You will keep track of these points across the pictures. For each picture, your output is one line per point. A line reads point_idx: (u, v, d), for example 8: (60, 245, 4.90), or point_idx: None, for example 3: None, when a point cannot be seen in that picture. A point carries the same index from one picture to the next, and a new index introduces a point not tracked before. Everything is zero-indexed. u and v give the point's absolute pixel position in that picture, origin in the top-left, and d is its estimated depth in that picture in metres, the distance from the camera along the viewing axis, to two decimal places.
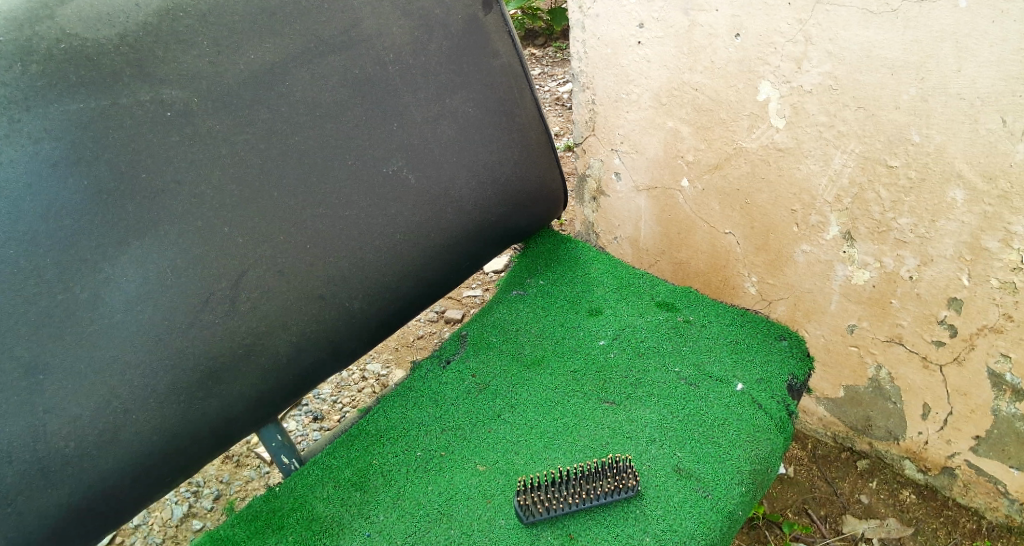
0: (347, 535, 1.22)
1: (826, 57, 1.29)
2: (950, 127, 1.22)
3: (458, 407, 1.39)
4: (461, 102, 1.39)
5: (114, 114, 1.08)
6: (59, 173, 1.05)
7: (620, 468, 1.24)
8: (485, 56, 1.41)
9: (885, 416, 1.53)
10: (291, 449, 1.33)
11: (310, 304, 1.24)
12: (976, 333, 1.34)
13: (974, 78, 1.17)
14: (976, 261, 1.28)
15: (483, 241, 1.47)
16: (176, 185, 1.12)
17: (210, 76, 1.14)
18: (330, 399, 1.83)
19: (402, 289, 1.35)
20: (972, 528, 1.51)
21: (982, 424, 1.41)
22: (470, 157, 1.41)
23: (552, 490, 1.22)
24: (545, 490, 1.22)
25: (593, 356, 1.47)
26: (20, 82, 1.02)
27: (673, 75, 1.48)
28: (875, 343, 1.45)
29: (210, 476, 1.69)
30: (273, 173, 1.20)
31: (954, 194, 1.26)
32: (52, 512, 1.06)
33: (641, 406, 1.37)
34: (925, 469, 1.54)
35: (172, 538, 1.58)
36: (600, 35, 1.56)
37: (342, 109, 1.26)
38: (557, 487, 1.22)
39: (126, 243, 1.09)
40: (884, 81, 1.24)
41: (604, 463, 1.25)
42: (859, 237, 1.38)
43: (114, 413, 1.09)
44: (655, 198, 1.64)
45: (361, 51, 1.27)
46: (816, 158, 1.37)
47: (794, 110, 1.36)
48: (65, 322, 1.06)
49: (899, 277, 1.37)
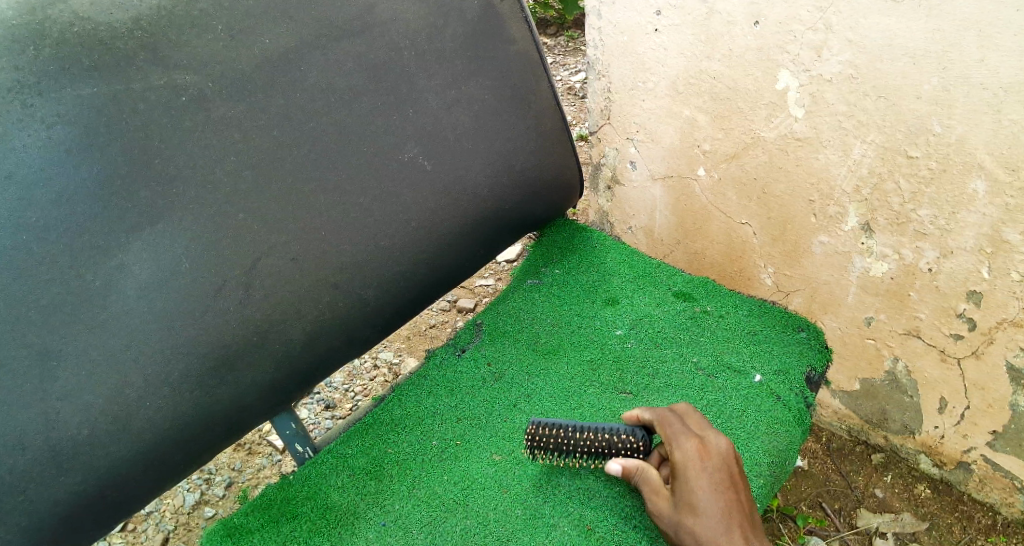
0: (361, 525, 1.21)
1: (846, 45, 1.27)
2: (972, 118, 1.20)
3: (472, 397, 1.39)
4: (477, 89, 1.38)
5: (129, 99, 1.07)
6: (72, 158, 1.04)
7: (631, 447, 1.21)
8: (501, 43, 1.40)
9: (901, 410, 1.51)
10: (304, 438, 1.32)
11: (325, 292, 1.23)
12: (995, 326, 1.32)
13: (997, 67, 1.15)
14: (997, 253, 1.26)
15: (500, 230, 1.46)
16: (191, 171, 1.11)
17: (225, 61, 1.13)
18: (342, 388, 1.82)
19: (417, 278, 1.34)
20: (987, 524, 1.50)
21: (1000, 419, 1.39)
22: (486, 145, 1.39)
23: (558, 446, 1.22)
24: (553, 443, 1.22)
25: (609, 346, 1.46)
26: (32, 66, 1.01)
27: (690, 63, 1.47)
28: (893, 336, 1.43)
29: (221, 464, 1.68)
30: (288, 159, 1.19)
31: (975, 185, 1.24)
32: (64, 500, 1.05)
33: (658, 397, 1.36)
34: (941, 464, 1.52)
35: (184, 526, 1.57)
36: (617, 22, 1.54)
37: (358, 94, 1.25)
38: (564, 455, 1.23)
39: (140, 230, 1.08)
40: (905, 71, 1.23)
41: (610, 436, 1.21)
42: (878, 229, 1.36)
43: (127, 401, 1.08)
44: (671, 188, 1.62)
45: (377, 36, 1.26)
46: (835, 148, 1.35)
47: (813, 99, 1.34)
48: (78, 308, 1.05)
49: (917, 270, 1.35)
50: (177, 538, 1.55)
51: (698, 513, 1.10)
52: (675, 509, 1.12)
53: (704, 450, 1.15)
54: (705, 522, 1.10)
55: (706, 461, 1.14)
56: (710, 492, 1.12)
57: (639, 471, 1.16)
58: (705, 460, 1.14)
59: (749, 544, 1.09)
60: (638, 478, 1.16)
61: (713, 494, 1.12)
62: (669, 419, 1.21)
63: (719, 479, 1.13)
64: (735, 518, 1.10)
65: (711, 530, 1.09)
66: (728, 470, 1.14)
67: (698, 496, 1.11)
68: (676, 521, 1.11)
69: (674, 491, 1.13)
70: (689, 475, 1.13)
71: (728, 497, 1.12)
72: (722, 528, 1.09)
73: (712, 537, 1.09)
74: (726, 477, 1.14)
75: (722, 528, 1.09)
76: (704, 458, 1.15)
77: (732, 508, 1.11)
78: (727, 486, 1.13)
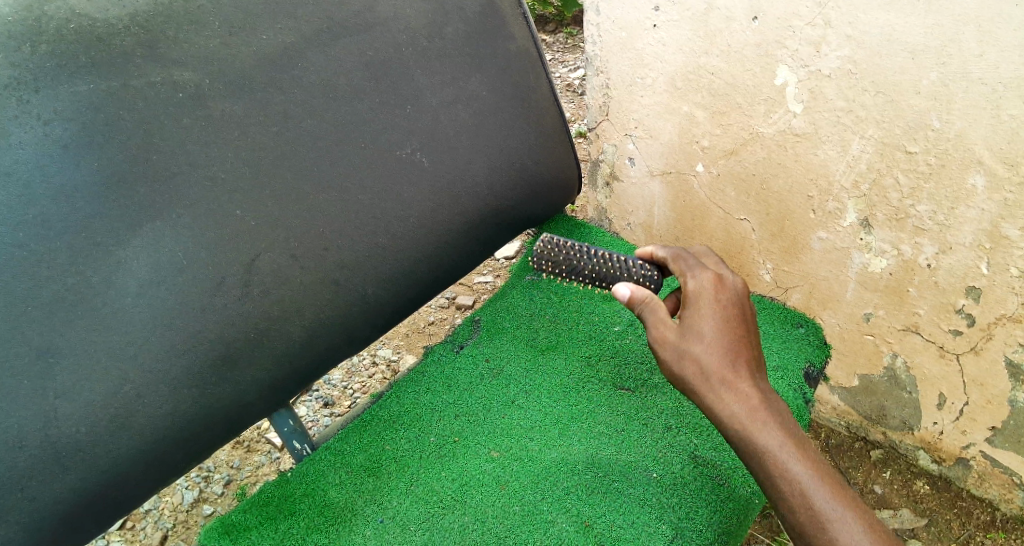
0: (359, 522, 1.21)
1: (845, 41, 1.27)
2: (971, 113, 1.20)
3: (471, 393, 1.39)
4: (476, 85, 1.38)
5: (126, 96, 1.06)
6: (69, 155, 1.03)
7: (642, 279, 1.28)
8: (500, 39, 1.40)
9: (899, 406, 1.51)
10: (302, 435, 1.32)
11: (323, 289, 1.22)
12: (994, 322, 1.31)
13: (996, 62, 1.15)
14: (996, 249, 1.25)
15: (499, 226, 1.46)
16: (189, 168, 1.11)
17: (223, 57, 1.13)
18: (341, 386, 1.82)
19: (416, 274, 1.34)
20: (985, 520, 1.51)
21: (999, 415, 1.39)
22: (485, 141, 1.39)
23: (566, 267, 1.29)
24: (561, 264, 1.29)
25: (608, 342, 1.46)
26: (29, 63, 1.01)
27: (689, 59, 1.47)
28: (891, 332, 1.43)
29: (220, 462, 1.68)
30: (286, 156, 1.18)
31: (974, 181, 1.23)
32: (64, 498, 1.05)
33: (657, 393, 1.36)
34: (940, 460, 1.52)
35: (183, 524, 1.57)
36: (615, 18, 1.55)
37: (357, 91, 1.24)
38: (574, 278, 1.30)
39: (138, 227, 1.08)
40: (905, 66, 1.23)
41: (624, 264, 1.29)
42: (877, 224, 1.36)
43: (126, 398, 1.07)
44: (669, 184, 1.62)
45: (375, 33, 1.26)
46: (834, 144, 1.35)
47: (812, 95, 1.34)
48: (76, 306, 1.04)
49: (916, 266, 1.35)
50: (176, 535, 1.55)
51: (708, 342, 1.12)
52: (684, 337, 1.13)
53: (720, 287, 1.18)
54: (714, 351, 1.11)
55: (721, 297, 1.17)
56: (720, 325, 1.14)
57: (649, 303, 1.17)
58: (720, 297, 1.17)
59: (753, 377, 1.11)
60: (645, 308, 1.17)
61: (724, 328, 1.13)
62: (688, 264, 1.24)
63: (730, 310, 1.16)
64: (744, 354, 1.12)
65: (720, 359, 1.11)
66: (741, 309, 1.17)
67: (709, 327, 1.13)
68: (681, 347, 1.12)
69: (684, 319, 1.16)
70: (701, 303, 1.16)
71: (740, 333, 1.14)
72: (729, 361, 1.11)
73: (718, 367, 1.11)
74: (737, 310, 1.16)
75: (730, 360, 1.11)
76: (720, 293, 1.18)
77: (741, 343, 1.13)
78: (740, 323, 1.15)
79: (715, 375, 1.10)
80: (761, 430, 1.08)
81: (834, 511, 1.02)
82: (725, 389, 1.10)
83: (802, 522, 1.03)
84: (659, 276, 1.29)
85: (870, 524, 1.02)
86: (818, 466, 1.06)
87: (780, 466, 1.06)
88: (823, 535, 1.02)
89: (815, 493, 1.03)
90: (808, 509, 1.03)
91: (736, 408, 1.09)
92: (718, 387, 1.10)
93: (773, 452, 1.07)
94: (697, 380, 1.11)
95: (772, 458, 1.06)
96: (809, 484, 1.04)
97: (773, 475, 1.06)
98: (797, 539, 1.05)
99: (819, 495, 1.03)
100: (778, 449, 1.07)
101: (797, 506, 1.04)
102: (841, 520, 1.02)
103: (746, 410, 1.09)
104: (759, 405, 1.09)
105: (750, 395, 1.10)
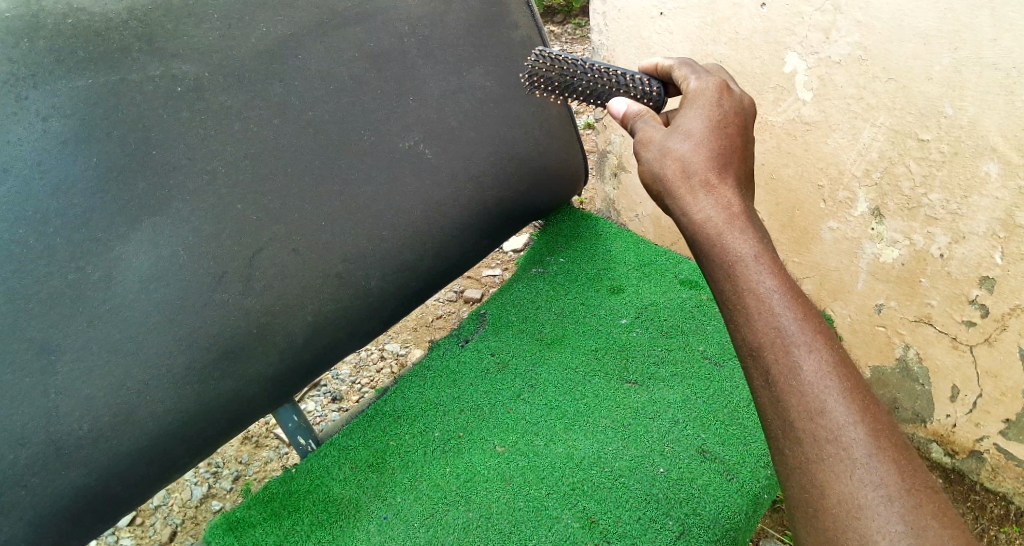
0: (363, 519, 1.20)
1: (855, 26, 1.24)
2: (985, 99, 1.17)
3: (477, 387, 1.38)
4: (479, 75, 1.36)
5: (124, 91, 1.05)
6: (68, 150, 1.02)
7: (642, 95, 1.16)
8: (504, 28, 1.39)
9: (912, 398, 1.47)
10: (307, 431, 1.32)
11: (326, 282, 1.22)
12: (1008, 313, 1.28)
13: (1009, 47, 1.12)
14: (1011, 238, 1.22)
15: (504, 217, 1.44)
16: (188, 163, 1.10)
17: (223, 50, 1.12)
18: (349, 380, 1.81)
19: (420, 266, 1.33)
20: (999, 514, 1.43)
21: (1014, 407, 1.34)
22: (489, 133, 1.38)
23: (555, 79, 1.21)
24: (549, 74, 1.21)
25: (615, 335, 1.44)
26: (27, 58, 0.99)
27: (696, 48, 1.46)
28: (903, 324, 1.41)
29: (228, 457, 1.67)
30: (287, 149, 1.17)
31: (988, 168, 1.20)
32: (67, 495, 1.04)
33: (664, 386, 1.35)
34: (953, 453, 1.46)
35: (192, 519, 1.56)
36: (621, 7, 1.55)
37: (357, 83, 1.23)
38: (567, 95, 1.21)
39: (138, 222, 1.07)
40: (916, 52, 1.20)
41: (623, 78, 1.17)
42: (888, 214, 1.34)
43: (128, 394, 1.07)
44: None
45: (376, 23, 1.24)
46: (844, 132, 1.33)
47: (822, 82, 1.32)
48: (76, 302, 1.03)
49: (929, 256, 1.32)
50: (186, 531, 1.54)
51: (696, 140, 0.98)
52: (669, 135, 1.00)
53: (724, 89, 1.03)
54: (701, 150, 0.97)
55: (722, 101, 1.02)
56: (713, 125, 0.99)
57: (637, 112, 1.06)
58: (721, 100, 1.02)
59: (742, 186, 0.96)
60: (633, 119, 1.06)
61: (718, 131, 0.99)
62: (696, 68, 1.09)
63: (729, 114, 1.01)
64: (734, 162, 0.97)
65: (706, 158, 0.96)
66: (743, 118, 1.02)
67: (700, 126, 0.99)
68: (664, 144, 0.99)
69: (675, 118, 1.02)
70: (698, 101, 1.02)
71: (734, 141, 0.99)
72: (716, 163, 0.96)
73: (702, 166, 0.96)
74: (738, 117, 1.02)
75: (717, 163, 0.96)
76: (722, 95, 1.03)
77: (735, 151, 0.98)
78: (738, 133, 1.00)
79: (697, 176, 0.96)
80: (734, 236, 0.92)
81: (802, 337, 0.85)
82: (704, 191, 0.95)
83: (761, 344, 0.86)
84: (663, 92, 1.16)
85: (841, 363, 0.85)
86: (794, 288, 0.88)
87: (747, 277, 0.89)
88: (785, 361, 0.85)
89: (784, 316, 0.86)
90: (771, 331, 0.86)
91: (711, 211, 0.94)
92: (698, 186, 0.95)
93: (744, 262, 0.90)
94: (677, 180, 0.97)
95: (740, 269, 0.89)
96: (779, 303, 0.87)
97: (737, 288, 0.89)
98: (750, 367, 0.88)
99: (788, 317, 0.86)
100: (749, 259, 0.90)
101: (758, 325, 0.87)
102: (809, 347, 0.85)
103: (722, 214, 0.93)
104: (739, 212, 0.93)
105: (733, 202, 0.94)
